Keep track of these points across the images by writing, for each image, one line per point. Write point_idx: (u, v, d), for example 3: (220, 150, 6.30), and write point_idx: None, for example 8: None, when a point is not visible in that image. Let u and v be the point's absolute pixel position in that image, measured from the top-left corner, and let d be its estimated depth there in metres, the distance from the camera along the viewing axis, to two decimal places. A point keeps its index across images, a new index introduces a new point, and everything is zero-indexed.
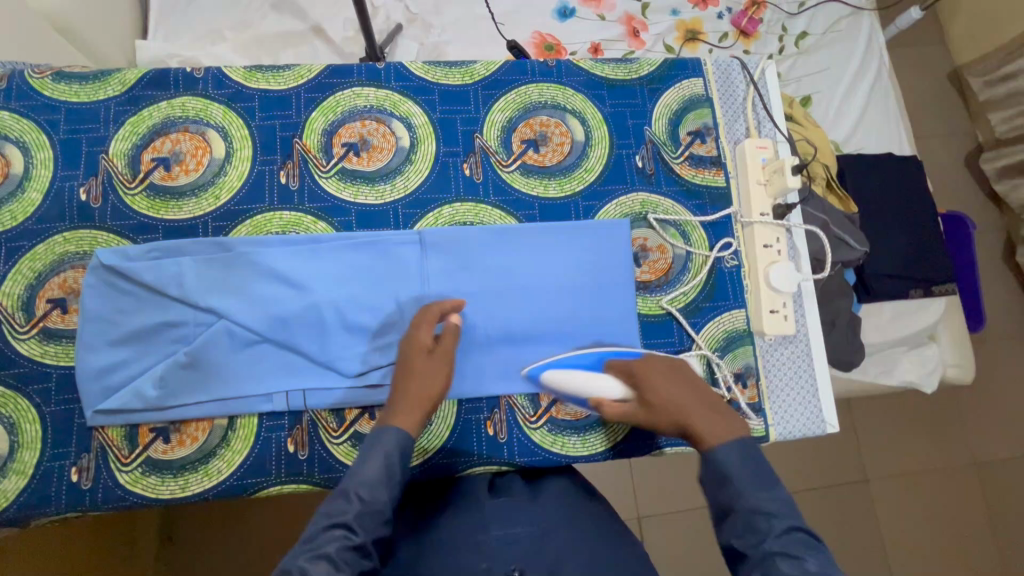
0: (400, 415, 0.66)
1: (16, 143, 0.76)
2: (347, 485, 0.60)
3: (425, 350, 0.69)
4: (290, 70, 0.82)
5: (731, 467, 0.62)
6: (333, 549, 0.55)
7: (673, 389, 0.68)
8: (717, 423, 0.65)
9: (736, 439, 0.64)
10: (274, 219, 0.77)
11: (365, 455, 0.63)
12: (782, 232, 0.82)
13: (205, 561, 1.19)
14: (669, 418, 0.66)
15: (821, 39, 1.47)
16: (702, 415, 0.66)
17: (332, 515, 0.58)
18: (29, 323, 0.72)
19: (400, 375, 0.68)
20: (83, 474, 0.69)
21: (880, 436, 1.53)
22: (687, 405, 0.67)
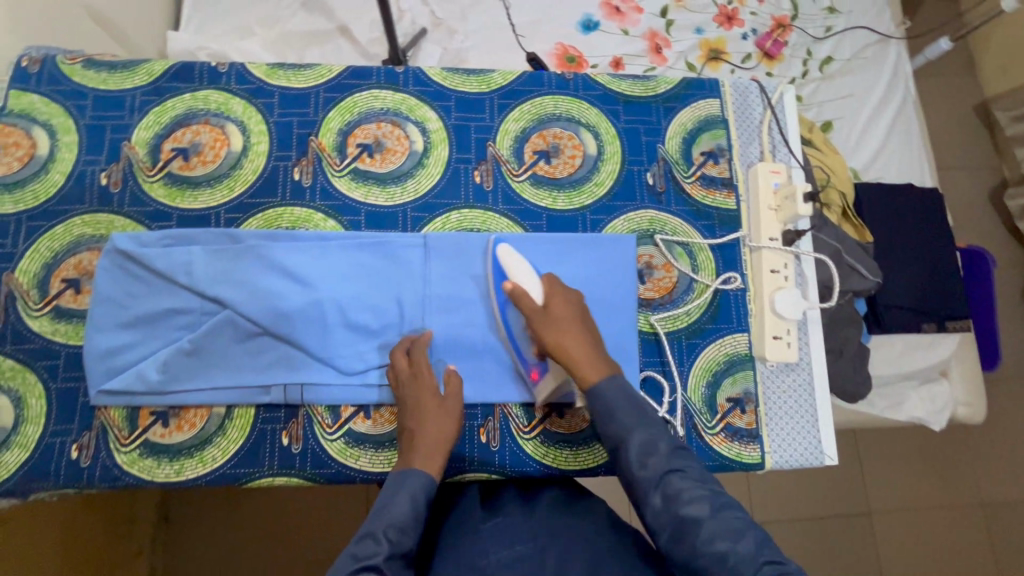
0: (420, 459, 0.67)
1: (43, 126, 0.78)
2: (376, 528, 0.60)
3: (433, 395, 0.70)
4: (311, 69, 0.83)
5: (617, 405, 0.64)
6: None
7: (576, 314, 0.70)
8: (602, 361, 0.67)
9: (613, 379, 0.66)
10: (285, 213, 0.79)
11: (392, 495, 0.63)
12: (790, 258, 0.81)
13: (198, 543, 1.21)
14: (560, 335, 0.67)
15: (846, 65, 1.46)
16: (591, 344, 0.67)
17: (360, 557, 0.57)
18: (43, 302, 0.74)
19: (412, 414, 0.69)
20: (83, 452, 0.71)
21: (884, 469, 1.50)
22: (585, 328, 0.69)
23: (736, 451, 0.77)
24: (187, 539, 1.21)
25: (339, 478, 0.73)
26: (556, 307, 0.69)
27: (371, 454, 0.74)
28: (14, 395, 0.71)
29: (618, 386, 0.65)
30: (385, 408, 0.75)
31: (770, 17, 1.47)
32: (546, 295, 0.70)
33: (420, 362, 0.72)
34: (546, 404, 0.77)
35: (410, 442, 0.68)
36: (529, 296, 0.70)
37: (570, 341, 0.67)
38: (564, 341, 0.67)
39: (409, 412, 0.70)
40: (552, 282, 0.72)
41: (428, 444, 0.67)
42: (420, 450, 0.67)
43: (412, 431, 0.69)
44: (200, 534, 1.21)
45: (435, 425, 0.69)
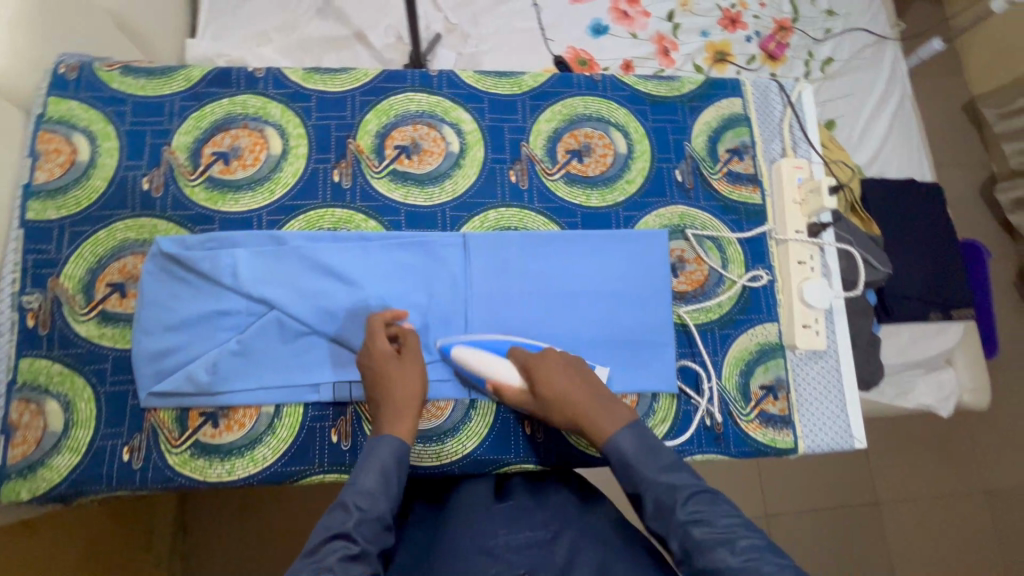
0: (391, 424, 0.67)
1: (83, 132, 0.79)
2: (341, 500, 0.59)
3: (393, 367, 0.70)
4: (347, 73, 0.85)
5: (630, 454, 0.64)
6: (339, 558, 0.54)
7: (560, 377, 0.70)
8: (606, 409, 0.68)
9: (623, 429, 0.66)
10: (327, 215, 0.80)
11: (361, 465, 0.63)
12: (815, 249, 0.84)
13: (219, 548, 1.21)
14: (558, 411, 0.69)
15: (846, 65, 1.51)
16: (584, 404, 0.68)
17: (332, 528, 0.57)
18: (89, 306, 0.74)
19: (374, 385, 0.70)
20: (134, 454, 0.71)
21: (892, 459, 1.54)
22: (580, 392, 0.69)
23: (770, 436, 0.80)
24: (210, 543, 1.21)
25: None
26: (541, 388, 0.69)
27: (419, 449, 0.75)
28: (62, 400, 0.71)
29: (625, 435, 0.66)
30: (431, 403, 0.77)
31: (772, 20, 1.51)
32: (527, 376, 0.71)
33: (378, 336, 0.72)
34: None
35: (380, 416, 0.68)
36: (511, 386, 0.72)
37: (571, 410, 0.68)
38: (565, 413, 0.69)
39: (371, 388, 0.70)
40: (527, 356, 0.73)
41: (397, 414, 0.68)
42: (387, 422, 0.67)
43: (379, 405, 0.69)
44: (225, 538, 1.21)
45: (400, 396, 0.69)
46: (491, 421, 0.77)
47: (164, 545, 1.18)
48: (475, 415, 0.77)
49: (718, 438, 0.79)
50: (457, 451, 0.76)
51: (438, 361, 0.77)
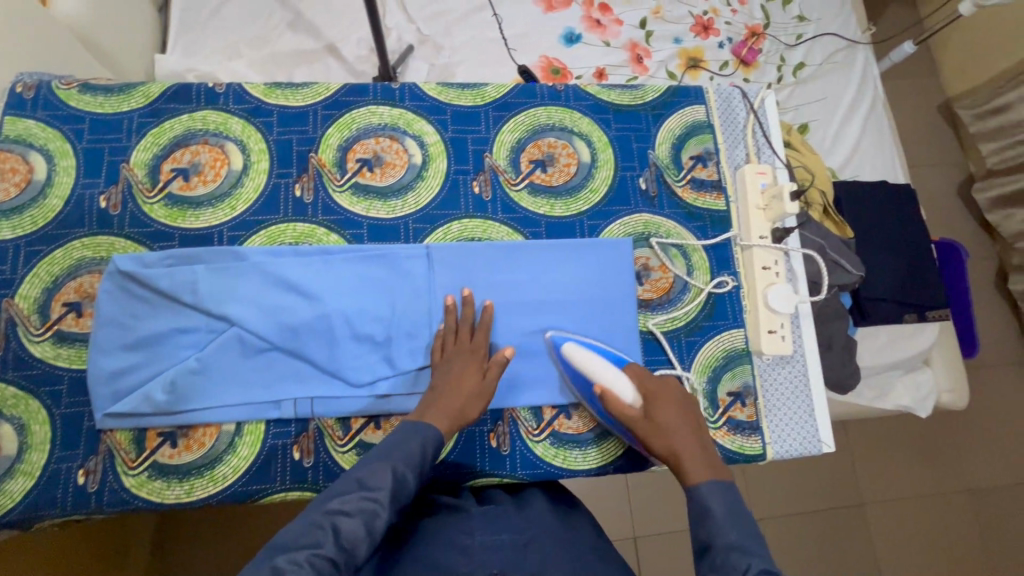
0: (431, 416, 0.69)
1: (39, 151, 0.78)
2: (383, 464, 0.62)
3: (476, 368, 0.73)
4: (308, 88, 0.85)
5: (715, 507, 0.63)
6: (364, 520, 0.58)
7: (678, 414, 0.70)
8: (712, 462, 0.67)
9: (717, 480, 0.65)
10: (287, 229, 0.79)
11: (405, 438, 0.66)
12: (780, 255, 0.85)
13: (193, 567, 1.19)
14: (661, 438, 0.68)
15: (818, 69, 1.52)
16: (694, 447, 0.68)
17: (366, 489, 0.60)
18: (44, 326, 0.73)
19: (446, 375, 0.72)
20: (90, 477, 0.70)
21: (875, 459, 1.54)
22: (689, 434, 0.69)
23: (739, 443, 0.80)
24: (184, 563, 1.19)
25: None
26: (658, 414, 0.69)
27: None
28: (16, 423, 0.70)
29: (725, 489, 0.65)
30: (395, 418, 0.75)
31: (744, 26, 1.52)
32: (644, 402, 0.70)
33: (484, 336, 0.75)
34: (554, 406, 0.78)
35: (435, 397, 0.71)
36: (620, 402, 0.70)
37: (671, 444, 0.68)
38: (667, 444, 0.68)
39: (445, 367, 0.73)
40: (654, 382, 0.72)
41: (450, 404, 0.70)
42: (443, 404, 0.70)
43: (435, 385, 0.72)
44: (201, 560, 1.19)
45: (464, 396, 0.71)
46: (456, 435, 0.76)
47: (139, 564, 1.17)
48: None
49: None
50: None
51: (402, 375, 0.76)
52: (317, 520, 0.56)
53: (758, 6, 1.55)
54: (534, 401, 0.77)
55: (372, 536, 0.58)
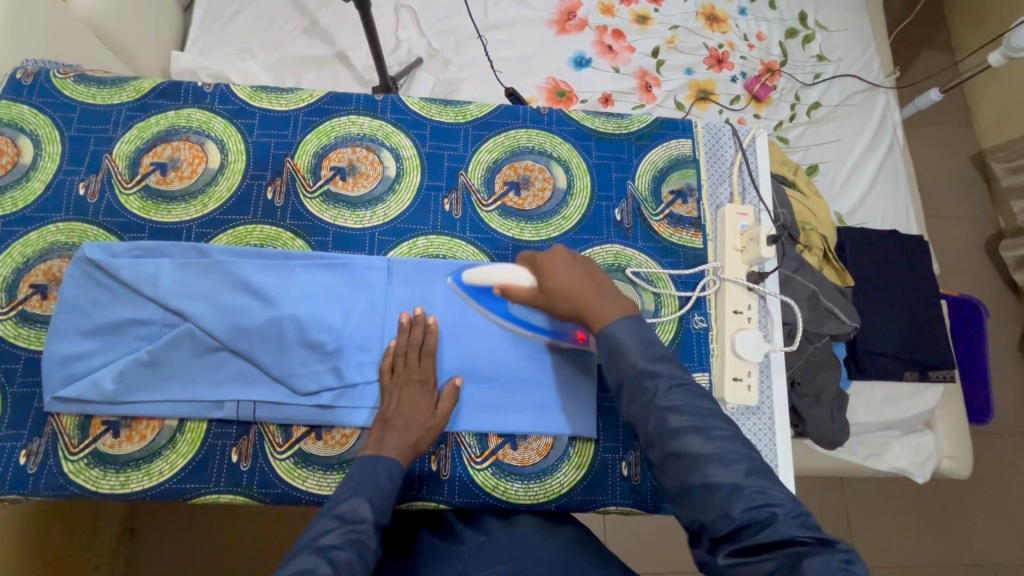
0: (385, 445, 0.68)
1: (29, 135, 0.81)
2: (360, 496, 0.63)
3: (430, 398, 0.72)
4: (293, 93, 0.86)
5: (626, 342, 0.62)
6: (354, 554, 0.59)
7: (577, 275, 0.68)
8: (612, 302, 0.65)
9: (621, 317, 0.64)
10: (255, 231, 0.80)
11: (366, 470, 0.66)
12: (754, 299, 0.81)
13: (158, 552, 1.26)
14: (559, 299, 0.67)
15: (834, 110, 1.48)
16: (595, 293, 0.66)
17: (347, 522, 0.61)
18: (9, 305, 0.75)
19: (393, 403, 0.71)
20: (31, 458, 0.71)
21: (873, 534, 1.44)
22: (590, 286, 0.66)
23: None
24: (152, 548, 1.27)
25: (284, 499, 0.72)
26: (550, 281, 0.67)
27: (319, 476, 0.72)
28: None
29: (629, 322, 0.63)
30: (338, 430, 0.74)
31: (760, 61, 1.50)
32: (537, 275, 0.69)
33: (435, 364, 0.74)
34: (500, 434, 0.75)
35: (387, 426, 0.70)
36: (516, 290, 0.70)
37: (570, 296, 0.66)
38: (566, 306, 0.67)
39: (398, 394, 0.72)
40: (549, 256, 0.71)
41: (403, 437, 0.69)
42: (398, 435, 0.69)
43: (391, 413, 0.70)
44: (167, 541, 1.27)
45: (420, 429, 0.70)
46: None
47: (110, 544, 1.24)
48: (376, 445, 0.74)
49: (634, 490, 0.75)
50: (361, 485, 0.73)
51: (347, 388, 0.74)
52: (309, 561, 0.56)
53: (776, 43, 1.52)
54: (479, 426, 0.75)
55: (364, 565, 0.59)
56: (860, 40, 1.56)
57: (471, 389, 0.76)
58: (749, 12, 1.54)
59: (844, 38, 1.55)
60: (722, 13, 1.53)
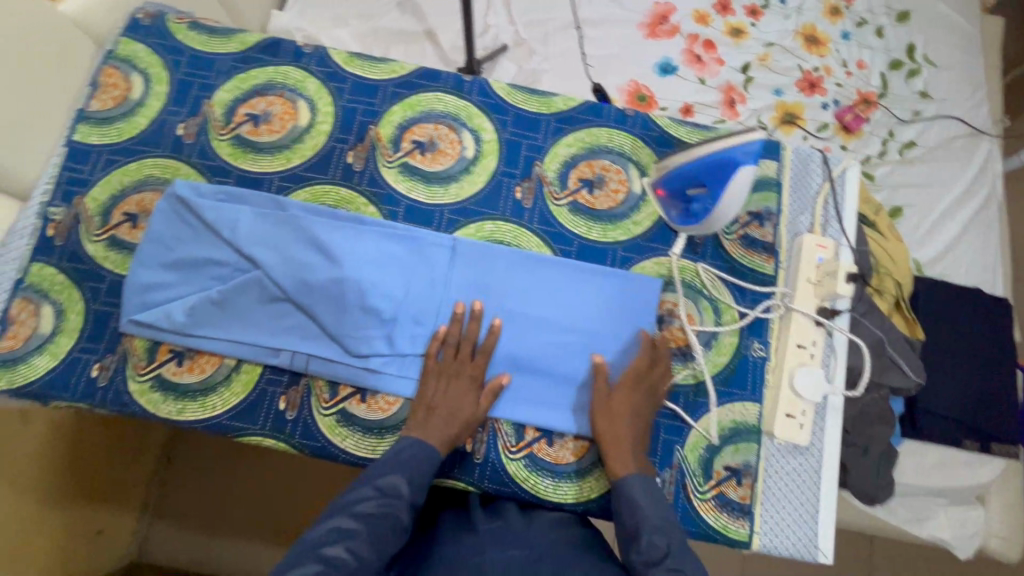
0: (427, 431, 0.70)
1: (141, 72, 0.85)
2: (399, 473, 0.66)
3: (473, 393, 0.72)
4: (386, 64, 0.88)
5: (637, 499, 0.67)
6: (386, 525, 0.62)
7: (634, 411, 0.72)
8: (636, 457, 0.70)
9: (640, 476, 0.69)
10: (331, 192, 0.82)
11: (405, 455, 0.67)
12: (820, 336, 0.78)
13: (188, 485, 1.36)
14: (609, 421, 0.71)
15: (930, 152, 1.39)
16: (635, 439, 0.71)
17: (384, 495, 0.64)
18: (103, 229, 0.80)
19: (441, 395, 0.72)
20: (102, 372, 0.76)
21: None
22: (636, 429, 0.71)
23: (723, 522, 0.73)
24: (183, 478, 1.37)
25: (322, 453, 0.75)
26: (618, 406, 0.72)
27: (358, 438, 0.74)
28: (56, 307, 0.77)
29: (644, 482, 0.68)
30: (382, 396, 0.76)
31: (857, 91, 1.42)
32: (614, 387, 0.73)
33: (485, 360, 0.74)
34: (538, 428, 0.75)
35: (430, 414, 0.71)
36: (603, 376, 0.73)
37: (614, 435, 0.71)
38: (609, 427, 0.71)
39: (445, 384, 0.72)
40: (638, 374, 0.73)
41: (445, 429, 0.70)
42: (440, 425, 0.70)
43: (433, 402, 0.71)
44: (205, 471, 1.36)
45: (460, 424, 0.71)
46: None
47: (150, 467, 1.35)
48: None
49: None
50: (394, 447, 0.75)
51: (399, 357, 0.75)
52: (345, 522, 0.61)
53: (877, 73, 1.44)
54: (518, 416, 0.75)
55: (394, 535, 0.62)
56: (970, 81, 1.46)
57: (515, 379, 0.76)
58: (852, 38, 1.46)
59: (951, 77, 1.45)
60: (823, 35, 1.46)
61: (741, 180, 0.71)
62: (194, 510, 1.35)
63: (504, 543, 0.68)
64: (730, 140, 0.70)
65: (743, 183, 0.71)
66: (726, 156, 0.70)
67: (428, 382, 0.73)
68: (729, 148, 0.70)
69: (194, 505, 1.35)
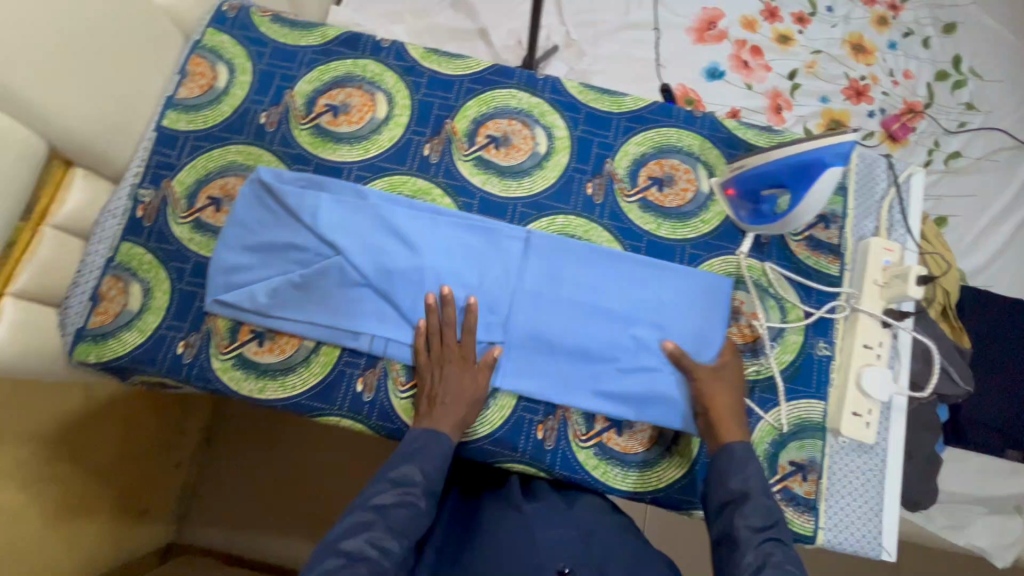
0: (439, 420, 0.71)
1: (226, 62, 0.88)
2: (413, 464, 0.68)
3: (471, 373, 0.74)
4: (461, 60, 0.90)
5: (746, 464, 0.67)
6: (405, 514, 0.64)
7: (735, 386, 0.74)
8: (742, 428, 0.70)
9: (748, 447, 0.68)
10: (408, 182, 0.85)
11: (418, 450, 0.69)
12: (886, 337, 0.79)
13: (226, 469, 1.41)
14: (717, 387, 0.73)
15: (975, 163, 1.40)
16: (739, 410, 0.72)
17: (400, 485, 0.66)
18: (188, 212, 0.83)
19: (435, 383, 0.73)
20: (187, 350, 0.78)
21: None
22: (737, 401, 0.73)
23: (788, 516, 0.74)
24: (222, 461, 1.41)
25: (397, 434, 0.77)
26: (723, 375, 0.74)
27: None
28: (144, 285, 0.80)
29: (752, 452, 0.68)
30: None
31: (903, 100, 1.43)
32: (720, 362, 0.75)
33: (470, 341, 0.75)
34: (608, 418, 0.77)
35: (435, 404, 0.72)
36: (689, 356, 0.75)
37: (722, 398, 0.72)
38: (718, 394, 0.72)
39: (439, 373, 0.74)
40: (733, 354, 0.76)
41: (453, 413, 0.72)
42: (447, 413, 0.72)
43: (437, 392, 0.73)
44: (244, 457, 1.41)
45: (467, 404, 0.73)
46: (507, 414, 0.77)
47: (188, 449, 1.38)
48: (493, 404, 0.77)
49: None
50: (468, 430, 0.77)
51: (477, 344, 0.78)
52: (365, 515, 0.62)
53: (924, 83, 1.45)
54: (589, 406, 0.76)
55: (417, 522, 0.64)
56: (1016, 93, 1.46)
57: (585, 370, 0.77)
58: (899, 48, 1.48)
59: (998, 89, 1.46)
60: (870, 44, 1.47)
61: (825, 181, 0.71)
62: (232, 494, 1.39)
63: (549, 519, 0.70)
64: (814, 142, 0.70)
65: (825, 186, 0.72)
66: (813, 156, 0.71)
67: (424, 374, 0.75)
68: (818, 149, 0.70)
69: (233, 490, 1.39)
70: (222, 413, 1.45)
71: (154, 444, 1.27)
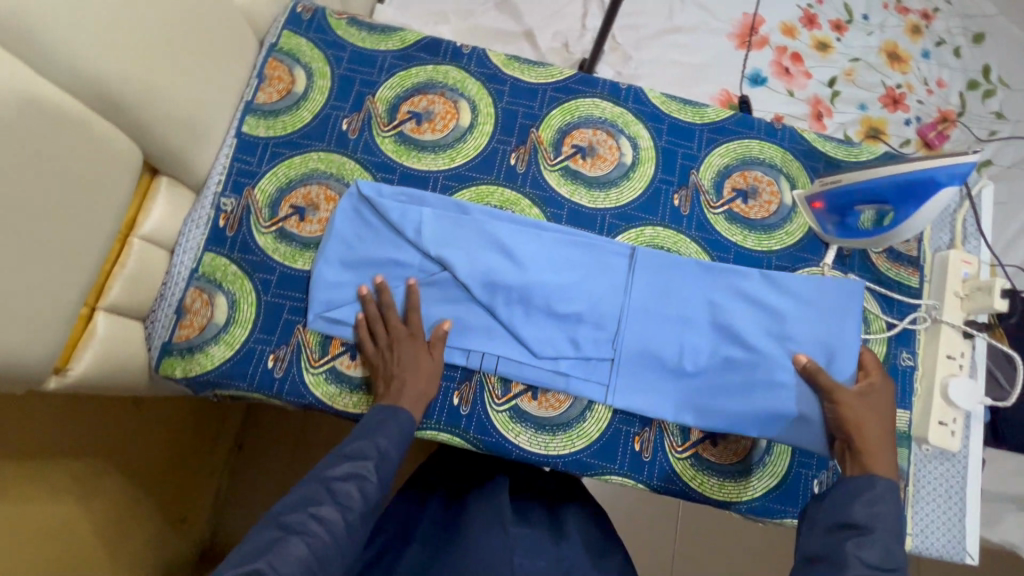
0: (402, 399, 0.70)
1: (304, 67, 0.86)
2: (366, 439, 0.65)
3: (425, 351, 0.74)
4: (543, 68, 0.89)
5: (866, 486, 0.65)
6: (354, 488, 0.60)
7: (886, 411, 0.72)
8: (888, 455, 0.68)
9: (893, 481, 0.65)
10: (496, 192, 0.84)
11: (378, 426, 0.67)
12: (968, 347, 0.81)
13: (263, 476, 1.36)
14: (866, 411, 0.70)
15: (1006, 171, 1.44)
16: (888, 437, 0.69)
17: (352, 458, 0.63)
18: (271, 221, 0.81)
19: (391, 364, 0.73)
20: (278, 363, 0.76)
21: None
22: (884, 426, 0.70)
23: None
24: (256, 470, 1.36)
25: (495, 448, 0.76)
26: (871, 398, 0.72)
27: (531, 434, 0.76)
28: (229, 297, 0.78)
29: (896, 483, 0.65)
30: (553, 394, 0.78)
31: (937, 108, 1.47)
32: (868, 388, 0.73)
33: (414, 319, 0.75)
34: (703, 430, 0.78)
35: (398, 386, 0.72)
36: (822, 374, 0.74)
37: (869, 424, 0.69)
38: (867, 420, 0.70)
39: (393, 353, 0.74)
40: (880, 375, 0.74)
41: (413, 387, 0.71)
42: (404, 391, 0.71)
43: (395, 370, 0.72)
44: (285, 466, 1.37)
45: (426, 380, 0.73)
46: (603, 427, 0.78)
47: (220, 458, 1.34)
48: (590, 417, 0.78)
49: None
50: (566, 442, 0.77)
51: (582, 359, 0.78)
52: (313, 488, 0.59)
53: (956, 92, 1.49)
54: (687, 419, 0.77)
55: (367, 498, 0.60)
56: None
57: (683, 382, 0.78)
58: (932, 57, 1.51)
59: None
60: (904, 52, 1.50)
61: (935, 200, 0.71)
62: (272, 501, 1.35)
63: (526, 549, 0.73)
64: (930, 161, 0.69)
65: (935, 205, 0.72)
66: (923, 177, 0.70)
67: (379, 355, 0.75)
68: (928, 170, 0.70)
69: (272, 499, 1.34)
70: (256, 420, 1.41)
71: (190, 452, 1.23)
